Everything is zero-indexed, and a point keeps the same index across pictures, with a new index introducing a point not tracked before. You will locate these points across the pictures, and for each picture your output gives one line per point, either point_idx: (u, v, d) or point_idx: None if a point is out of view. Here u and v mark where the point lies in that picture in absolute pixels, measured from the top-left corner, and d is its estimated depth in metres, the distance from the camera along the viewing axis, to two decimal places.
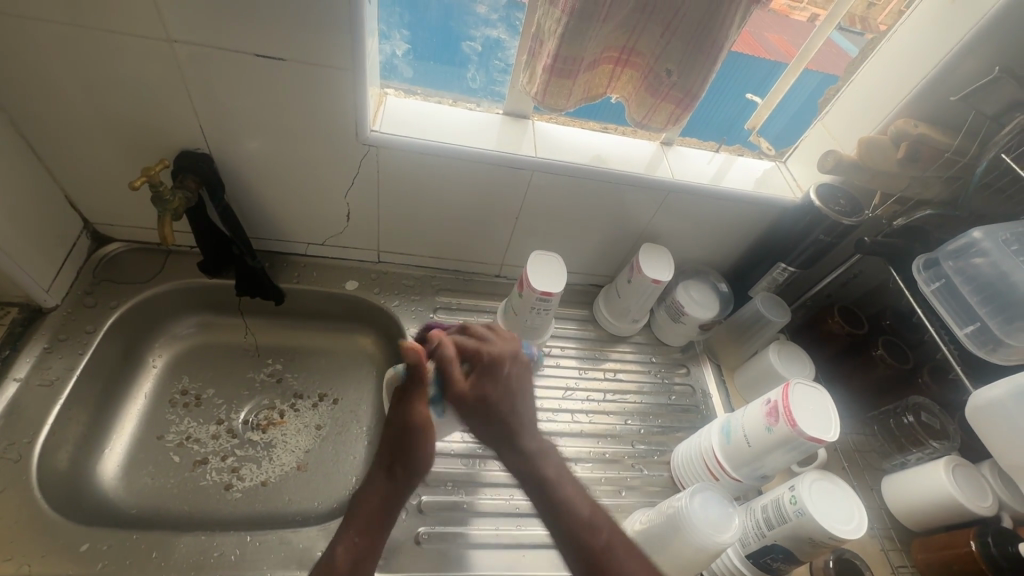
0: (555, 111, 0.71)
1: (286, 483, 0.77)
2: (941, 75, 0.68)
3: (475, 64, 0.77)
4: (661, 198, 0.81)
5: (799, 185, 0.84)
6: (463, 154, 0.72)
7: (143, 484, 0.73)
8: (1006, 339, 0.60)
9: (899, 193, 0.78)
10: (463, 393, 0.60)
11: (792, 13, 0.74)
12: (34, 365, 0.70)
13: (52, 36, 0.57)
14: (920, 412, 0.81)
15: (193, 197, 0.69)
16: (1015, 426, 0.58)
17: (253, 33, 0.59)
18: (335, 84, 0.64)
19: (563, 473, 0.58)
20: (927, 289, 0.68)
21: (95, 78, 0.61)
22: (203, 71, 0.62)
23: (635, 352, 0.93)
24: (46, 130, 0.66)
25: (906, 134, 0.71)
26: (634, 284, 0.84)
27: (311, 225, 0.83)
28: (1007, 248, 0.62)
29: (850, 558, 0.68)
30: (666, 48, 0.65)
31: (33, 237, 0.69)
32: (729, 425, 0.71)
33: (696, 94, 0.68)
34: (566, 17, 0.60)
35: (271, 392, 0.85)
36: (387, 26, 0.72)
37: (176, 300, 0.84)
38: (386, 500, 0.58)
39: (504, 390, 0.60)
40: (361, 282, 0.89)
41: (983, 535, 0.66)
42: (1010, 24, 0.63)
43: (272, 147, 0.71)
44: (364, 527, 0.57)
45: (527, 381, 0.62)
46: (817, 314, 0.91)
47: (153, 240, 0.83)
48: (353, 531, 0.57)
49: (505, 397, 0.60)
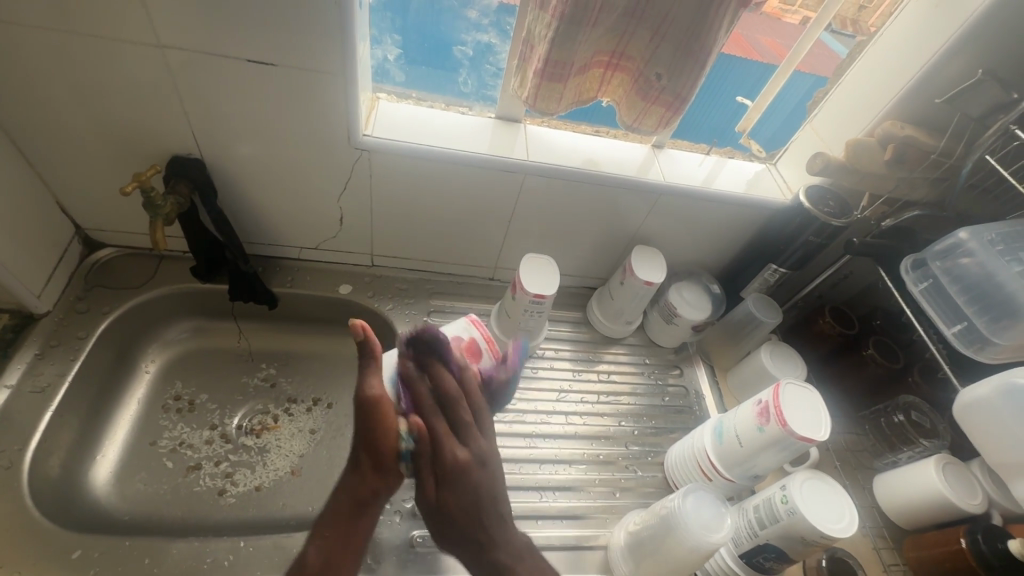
0: (547, 115, 0.71)
1: (280, 488, 0.77)
2: (928, 77, 0.69)
3: (466, 69, 0.78)
4: (652, 200, 0.81)
5: (789, 187, 0.85)
6: (456, 158, 0.73)
7: (135, 491, 0.73)
8: (992, 338, 0.61)
9: (887, 194, 0.79)
10: (439, 465, 0.57)
11: (782, 16, 0.75)
12: (25, 372, 0.70)
13: (45, 42, 0.57)
14: (910, 411, 0.82)
15: (184, 202, 0.69)
16: (1003, 423, 0.59)
17: (246, 39, 0.59)
18: (327, 88, 0.64)
19: (535, 569, 0.52)
20: (915, 290, 0.69)
21: (87, 84, 0.61)
22: (195, 76, 0.62)
23: (628, 353, 0.93)
24: (37, 135, 0.66)
25: (893, 136, 0.72)
26: (626, 286, 0.85)
27: (305, 229, 0.83)
28: (993, 249, 0.63)
29: (843, 558, 0.69)
30: (655, 52, 0.65)
31: (24, 243, 0.69)
32: (721, 426, 0.71)
33: (686, 97, 0.68)
34: (556, 22, 0.61)
35: (265, 396, 0.85)
36: (378, 31, 0.72)
37: (168, 305, 0.83)
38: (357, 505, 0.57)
39: (468, 459, 0.57)
40: (355, 286, 0.89)
41: (973, 533, 0.67)
42: (993, 28, 0.64)
43: (265, 151, 0.71)
44: (333, 533, 0.56)
45: (482, 432, 0.60)
46: (808, 314, 0.92)
47: (145, 245, 0.83)
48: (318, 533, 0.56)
49: (478, 475, 0.57)
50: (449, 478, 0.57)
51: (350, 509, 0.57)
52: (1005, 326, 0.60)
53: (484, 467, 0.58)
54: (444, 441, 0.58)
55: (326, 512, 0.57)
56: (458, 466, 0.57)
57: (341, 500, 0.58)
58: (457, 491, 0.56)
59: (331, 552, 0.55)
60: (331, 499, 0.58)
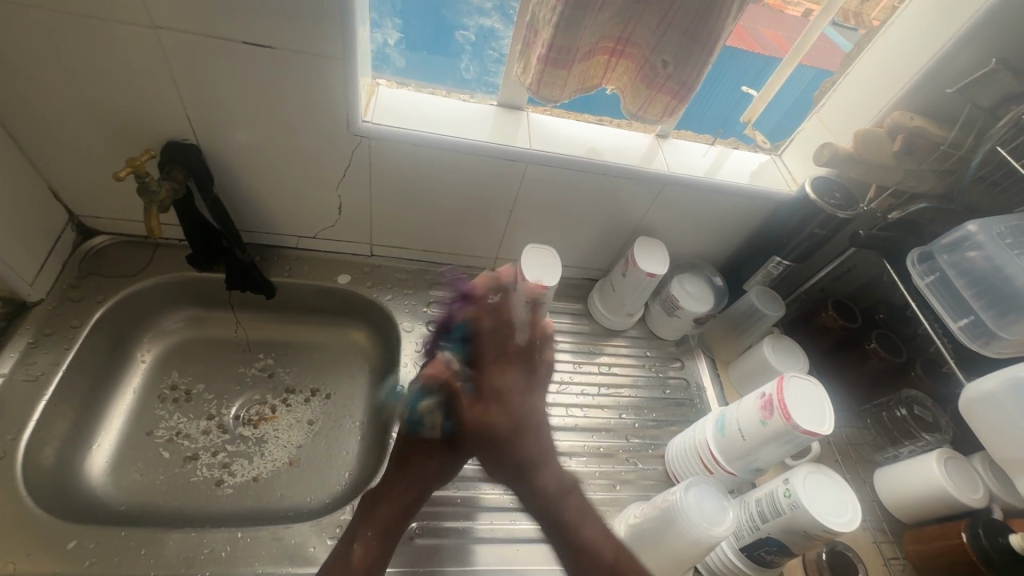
0: (550, 102, 0.70)
1: (277, 479, 0.76)
2: (939, 66, 0.68)
3: (468, 55, 0.76)
4: (656, 191, 0.80)
5: (795, 179, 0.84)
6: (457, 146, 0.72)
7: (132, 481, 0.72)
8: (999, 332, 0.60)
9: (894, 187, 0.77)
10: (489, 379, 0.61)
11: (785, 9, 0.72)
12: (18, 361, 0.69)
13: (35, 22, 0.55)
14: (913, 405, 0.81)
15: (181, 188, 0.67)
16: (1009, 419, 0.59)
17: (243, 22, 0.58)
18: (327, 73, 0.63)
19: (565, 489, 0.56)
20: (921, 283, 0.68)
21: (79, 67, 0.60)
22: (191, 59, 0.60)
23: (630, 345, 0.93)
24: (27, 121, 0.64)
25: (901, 127, 0.71)
26: (628, 277, 0.84)
27: (302, 217, 0.82)
28: (1001, 242, 0.62)
29: (843, 551, 0.68)
30: (661, 38, 0.64)
31: (17, 231, 0.68)
32: (724, 419, 0.71)
33: (692, 86, 0.67)
34: (561, 6, 0.59)
35: (262, 387, 0.84)
36: (378, 14, 0.70)
37: (165, 294, 0.82)
38: (404, 509, 0.62)
39: (522, 393, 0.61)
40: (353, 275, 0.88)
41: (974, 527, 0.67)
42: (1006, 17, 0.63)
43: (263, 138, 0.69)
44: (383, 530, 0.60)
45: (511, 371, 0.61)
46: (811, 307, 0.91)
47: (140, 233, 0.82)
48: (370, 531, 0.60)
49: (529, 402, 0.61)
50: (484, 399, 0.60)
51: (398, 510, 0.62)
52: (1012, 320, 0.59)
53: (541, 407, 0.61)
54: (491, 371, 0.61)
55: (375, 516, 0.61)
56: (495, 381, 0.61)
57: (392, 501, 0.62)
58: (486, 408, 0.60)
59: (377, 550, 0.58)
60: (379, 498, 0.62)
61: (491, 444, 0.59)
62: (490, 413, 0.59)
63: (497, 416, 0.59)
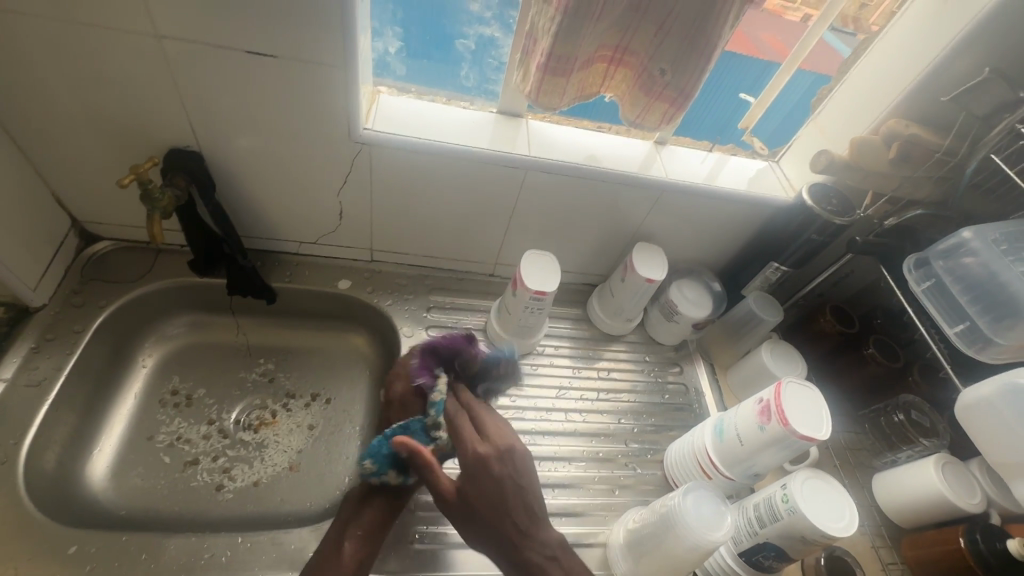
0: (549, 110, 0.71)
1: (277, 483, 0.76)
2: (934, 74, 0.69)
3: (468, 62, 0.76)
4: (654, 197, 0.81)
5: (792, 185, 0.84)
6: (456, 154, 0.72)
7: (132, 486, 0.72)
8: (994, 338, 0.61)
9: (890, 193, 0.78)
10: (476, 453, 0.60)
11: (784, 13, 0.73)
12: (21, 366, 0.69)
13: (41, 31, 0.56)
14: (910, 410, 0.82)
15: (183, 195, 0.68)
16: (1003, 423, 0.59)
17: (245, 31, 0.58)
18: (328, 81, 0.64)
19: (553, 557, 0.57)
20: (917, 289, 0.69)
21: (84, 76, 0.61)
22: (194, 66, 0.61)
23: (628, 350, 0.93)
24: (30, 128, 0.65)
25: (897, 134, 0.71)
26: (627, 283, 0.85)
27: (303, 223, 0.82)
28: (996, 249, 0.62)
29: (842, 555, 0.69)
30: (660, 47, 0.64)
31: (21, 237, 0.68)
32: (722, 424, 0.71)
33: (689, 94, 0.68)
34: (560, 15, 0.60)
35: (263, 391, 0.84)
36: (379, 22, 0.71)
37: (167, 299, 0.83)
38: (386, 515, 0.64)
39: (503, 463, 0.60)
40: (353, 281, 0.89)
41: (971, 532, 0.67)
42: (999, 26, 0.64)
43: (264, 145, 0.70)
44: (367, 535, 0.62)
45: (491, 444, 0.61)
46: (809, 312, 0.91)
47: (142, 238, 0.82)
48: (354, 535, 0.61)
49: (513, 478, 0.60)
50: (471, 474, 0.59)
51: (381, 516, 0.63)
52: (1007, 326, 0.60)
53: (527, 468, 0.61)
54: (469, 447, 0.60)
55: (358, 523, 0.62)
56: (483, 455, 0.60)
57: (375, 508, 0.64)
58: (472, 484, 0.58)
59: (361, 555, 0.60)
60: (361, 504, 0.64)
61: (467, 521, 0.58)
62: (475, 488, 0.58)
63: (484, 489, 0.58)
